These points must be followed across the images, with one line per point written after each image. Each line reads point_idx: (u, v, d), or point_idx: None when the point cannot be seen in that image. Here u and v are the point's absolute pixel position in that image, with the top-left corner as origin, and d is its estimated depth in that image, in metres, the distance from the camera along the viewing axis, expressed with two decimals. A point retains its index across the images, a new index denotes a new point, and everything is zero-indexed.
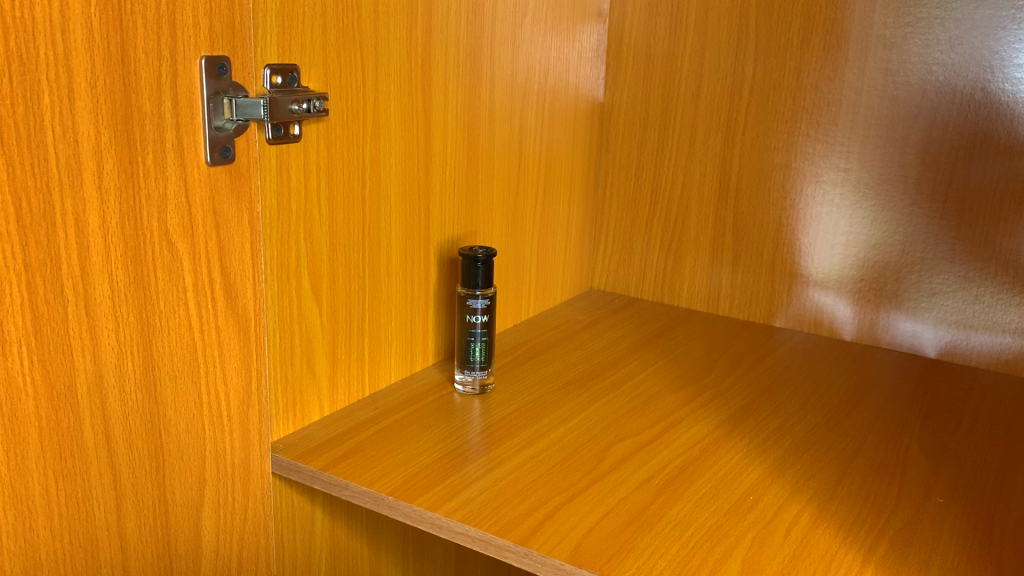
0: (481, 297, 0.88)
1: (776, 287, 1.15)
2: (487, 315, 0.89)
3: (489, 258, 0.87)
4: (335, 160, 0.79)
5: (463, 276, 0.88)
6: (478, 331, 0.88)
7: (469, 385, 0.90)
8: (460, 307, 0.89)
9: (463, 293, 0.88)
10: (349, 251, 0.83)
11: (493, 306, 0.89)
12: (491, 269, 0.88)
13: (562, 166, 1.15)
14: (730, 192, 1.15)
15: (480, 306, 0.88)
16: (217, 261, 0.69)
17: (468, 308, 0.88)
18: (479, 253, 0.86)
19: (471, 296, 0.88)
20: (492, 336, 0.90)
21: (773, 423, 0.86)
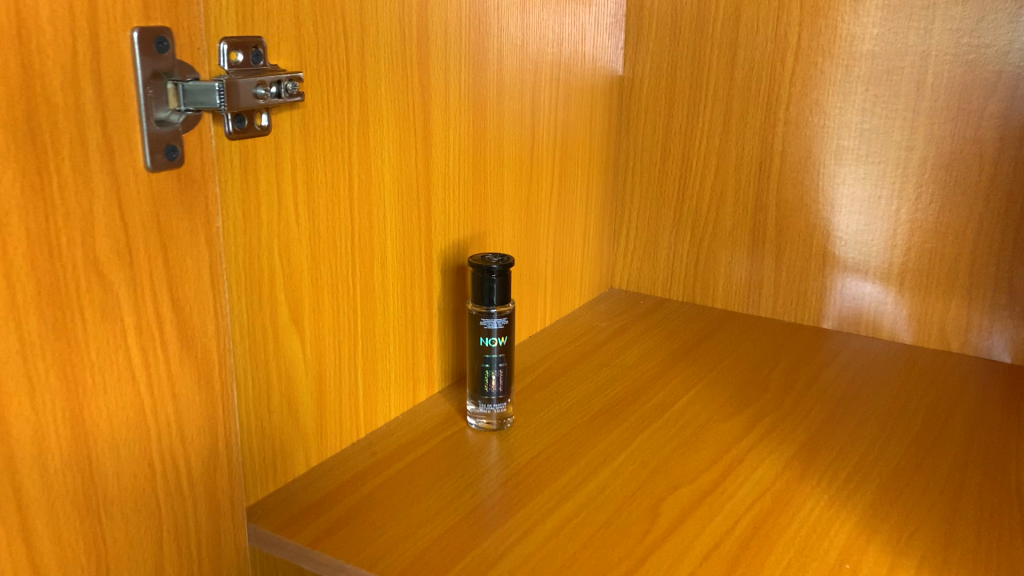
0: (498, 316, 0.73)
1: (828, 284, 1.00)
2: (505, 336, 0.74)
3: (505, 270, 0.72)
4: (315, 156, 0.64)
5: (475, 291, 0.73)
6: (495, 356, 0.74)
7: (486, 421, 0.75)
8: (472, 328, 0.74)
9: (475, 311, 0.73)
10: (335, 266, 0.68)
11: (511, 326, 0.74)
12: (508, 283, 0.72)
13: (579, 151, 0.99)
14: (772, 177, 1.00)
15: (497, 327, 0.73)
16: (166, 293, 0.53)
17: (482, 330, 0.73)
18: (494, 264, 0.71)
19: (486, 315, 0.73)
20: (511, 362, 0.75)
21: (852, 458, 0.72)
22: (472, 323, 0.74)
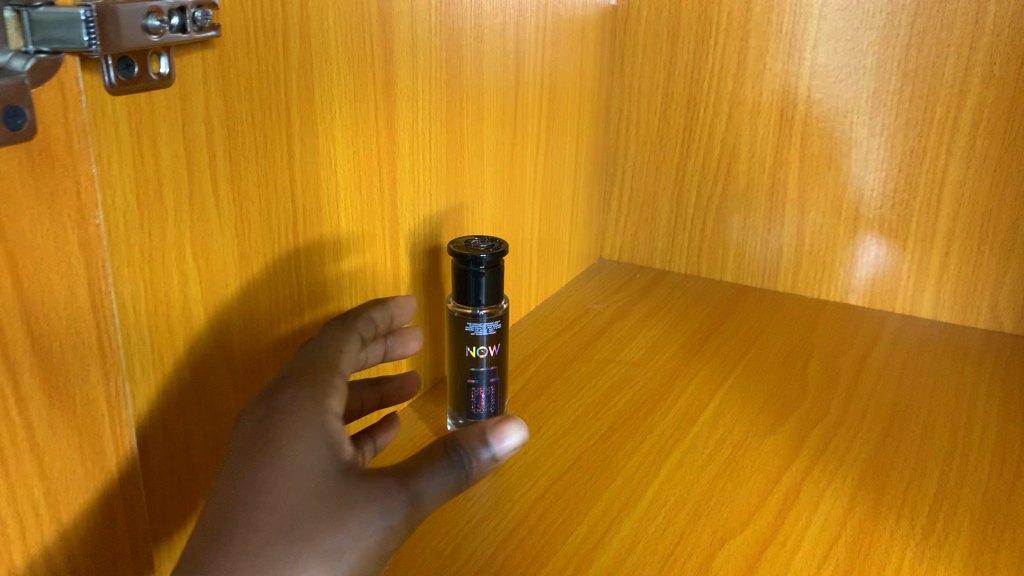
0: (487, 319, 0.57)
1: (857, 253, 0.86)
2: (496, 343, 0.59)
3: (498, 261, 0.56)
4: (239, 115, 0.46)
5: (458, 288, 0.57)
6: (485, 369, 0.59)
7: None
8: (454, 334, 0.58)
9: (458, 314, 0.58)
10: (274, 263, 0.51)
11: (503, 330, 0.59)
12: (501, 277, 0.57)
13: (568, 99, 0.83)
14: (795, 127, 0.85)
15: (486, 335, 0.58)
16: (21, 333, 0.36)
17: (468, 337, 0.58)
18: (485, 254, 0.54)
19: (473, 320, 0.57)
20: (503, 374, 0.60)
21: (930, 488, 0.58)
22: (455, 327, 0.59)
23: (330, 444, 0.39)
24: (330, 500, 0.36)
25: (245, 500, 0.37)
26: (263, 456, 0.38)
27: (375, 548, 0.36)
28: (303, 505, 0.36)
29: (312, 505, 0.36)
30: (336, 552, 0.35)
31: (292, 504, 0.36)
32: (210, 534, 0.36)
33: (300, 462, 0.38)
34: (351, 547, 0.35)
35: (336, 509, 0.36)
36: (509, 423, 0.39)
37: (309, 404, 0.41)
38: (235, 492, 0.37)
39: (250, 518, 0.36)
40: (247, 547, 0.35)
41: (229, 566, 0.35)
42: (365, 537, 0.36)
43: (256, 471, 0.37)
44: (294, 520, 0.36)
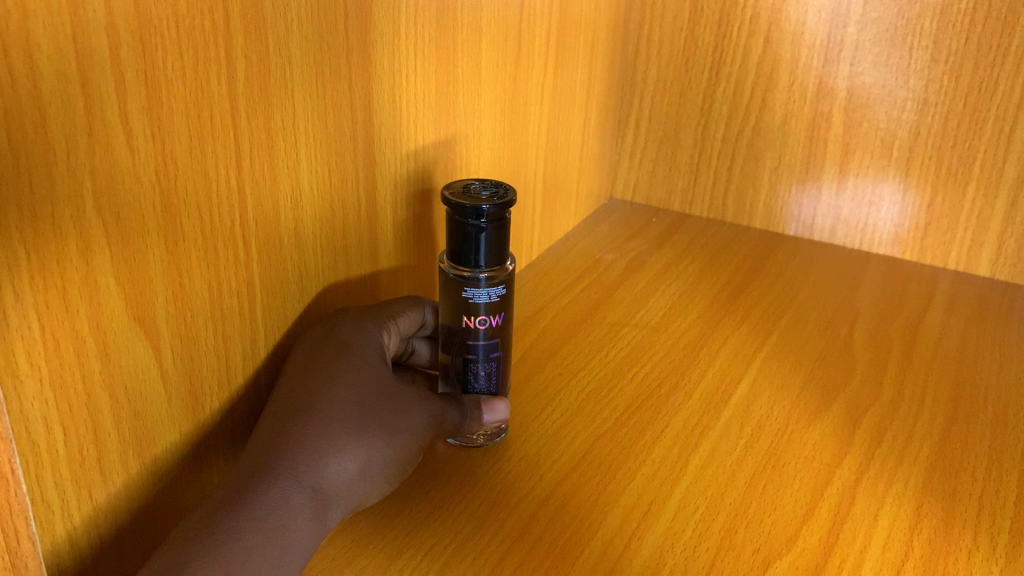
0: (488, 285, 0.46)
1: (908, 200, 0.75)
2: (500, 313, 0.48)
3: (504, 214, 0.44)
4: (156, 23, 0.35)
5: (453, 245, 0.45)
6: (483, 344, 0.48)
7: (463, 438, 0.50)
8: (447, 299, 0.47)
9: (453, 277, 0.46)
10: (210, 215, 0.40)
11: (509, 296, 0.48)
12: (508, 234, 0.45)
13: (582, 11, 0.71)
14: (844, 52, 0.73)
15: (488, 303, 0.47)
16: None
17: (466, 305, 0.47)
18: (485, 207, 0.43)
19: (473, 285, 0.46)
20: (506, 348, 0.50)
21: (1007, 496, 0.48)
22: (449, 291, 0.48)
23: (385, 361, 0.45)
24: (396, 391, 0.43)
25: (326, 375, 0.42)
26: (338, 346, 0.44)
27: (425, 435, 0.43)
28: (376, 389, 0.43)
29: (384, 391, 0.43)
30: (403, 427, 0.42)
31: (362, 384, 0.42)
32: (293, 402, 0.41)
33: (367, 358, 0.44)
34: (410, 429, 0.42)
35: (401, 397, 0.43)
36: (499, 401, 0.48)
37: (370, 329, 0.47)
38: (312, 371, 0.42)
39: (331, 391, 0.41)
40: (329, 409, 0.40)
41: (317, 421, 0.40)
42: (421, 425, 0.43)
43: (334, 356, 0.43)
44: (368, 397, 0.42)
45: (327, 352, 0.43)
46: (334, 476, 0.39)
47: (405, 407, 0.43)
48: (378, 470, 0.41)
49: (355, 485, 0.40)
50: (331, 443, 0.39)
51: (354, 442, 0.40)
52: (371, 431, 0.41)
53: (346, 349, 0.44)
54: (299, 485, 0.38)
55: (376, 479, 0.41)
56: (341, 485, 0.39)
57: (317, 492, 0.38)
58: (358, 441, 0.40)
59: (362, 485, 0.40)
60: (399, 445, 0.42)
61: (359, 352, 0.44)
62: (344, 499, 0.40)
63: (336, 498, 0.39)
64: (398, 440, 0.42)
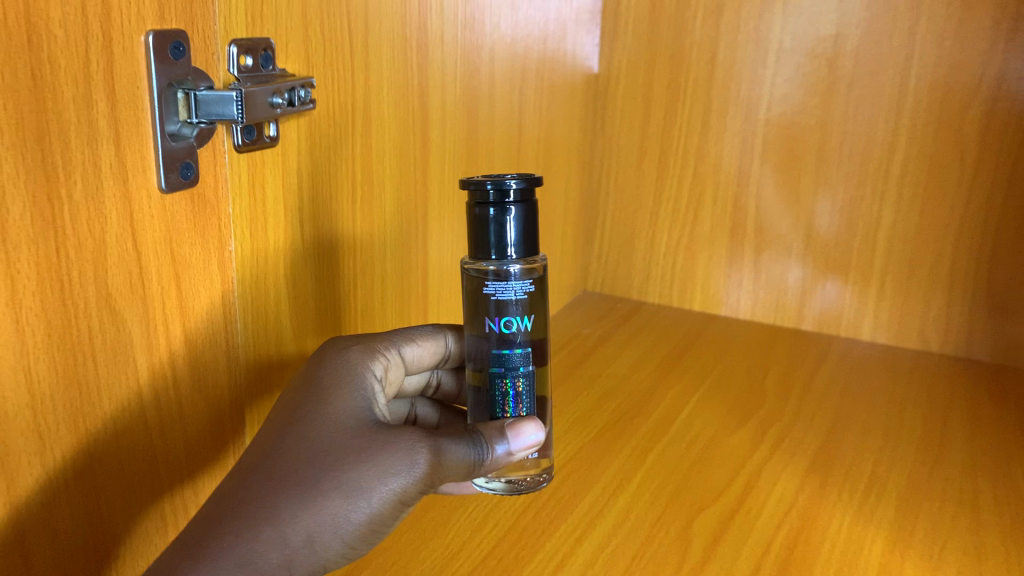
0: (518, 279, 0.50)
1: (805, 284, 1.00)
2: (529, 316, 0.51)
3: (529, 195, 0.48)
4: (321, 168, 0.59)
5: (478, 239, 0.48)
6: (515, 350, 0.51)
7: (513, 482, 0.53)
8: (478, 305, 0.50)
9: (474, 273, 0.50)
10: (336, 282, 0.63)
11: (537, 295, 0.51)
12: (535, 215, 0.49)
13: (559, 151, 0.97)
14: (751, 177, 0.99)
15: (515, 298, 0.50)
16: (179, 325, 0.48)
17: (491, 301, 0.50)
18: (512, 182, 0.47)
19: (498, 275, 0.49)
20: (539, 358, 0.52)
21: (863, 471, 0.71)
22: (475, 293, 0.50)
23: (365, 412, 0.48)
24: (366, 442, 0.45)
25: (295, 434, 0.45)
26: (318, 402, 0.47)
27: (396, 488, 0.44)
28: (341, 442, 0.45)
29: (350, 444, 0.45)
30: (362, 481, 0.44)
31: (324, 444, 0.45)
32: (253, 463, 0.44)
33: (340, 416, 0.47)
34: (365, 488, 0.43)
35: (362, 455, 0.44)
36: (526, 425, 0.49)
37: (355, 381, 0.51)
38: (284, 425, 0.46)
39: (291, 447, 0.45)
40: (287, 464, 0.44)
41: (262, 488, 0.43)
42: (382, 482, 0.44)
43: (309, 414, 0.47)
44: (331, 450, 0.45)
45: (303, 407, 0.47)
46: (271, 544, 0.42)
47: (369, 458, 0.44)
48: (337, 524, 0.43)
49: (309, 540, 0.43)
50: (268, 513, 0.42)
51: (303, 497, 0.43)
52: (322, 491, 0.43)
53: (324, 402, 0.48)
54: (227, 559, 0.41)
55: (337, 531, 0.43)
56: (288, 549, 0.42)
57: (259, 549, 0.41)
58: (299, 506, 0.42)
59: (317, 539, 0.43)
60: (354, 498, 0.43)
61: (329, 411, 0.47)
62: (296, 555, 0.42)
63: (285, 554, 0.42)
64: (352, 497, 0.43)
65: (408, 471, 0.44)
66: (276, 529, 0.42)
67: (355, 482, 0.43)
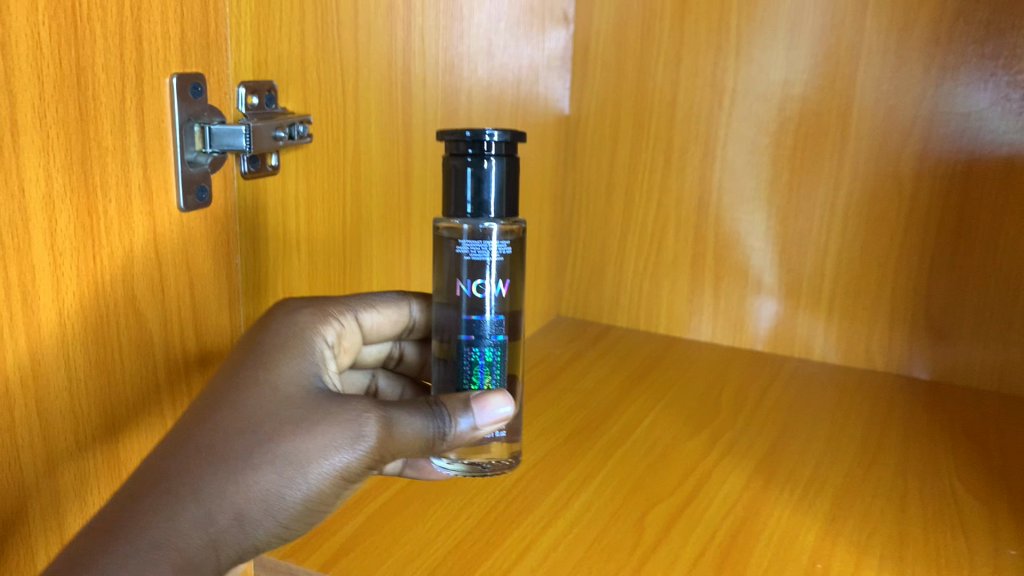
0: (495, 239, 0.52)
1: (760, 309, 1.08)
2: (502, 279, 0.53)
3: (508, 150, 0.50)
4: (315, 194, 0.66)
5: (455, 193, 0.50)
6: (486, 314, 0.53)
7: (474, 462, 0.55)
8: (452, 264, 0.53)
9: (449, 233, 0.52)
10: (327, 295, 0.70)
11: (510, 257, 0.53)
12: (512, 174, 0.51)
13: (533, 185, 1.05)
14: (709, 209, 1.08)
15: (489, 259, 0.52)
16: (191, 326, 0.55)
17: (464, 261, 0.52)
18: (493, 133, 0.49)
19: (471, 235, 0.51)
20: (509, 323, 0.54)
21: (804, 472, 0.79)
22: (449, 255, 0.53)
23: (316, 377, 0.50)
24: (315, 411, 0.47)
25: (234, 405, 0.46)
26: (260, 370, 0.48)
27: (335, 465, 0.45)
28: (289, 408, 0.47)
29: (299, 412, 0.46)
30: (312, 449, 0.45)
31: (262, 419, 0.46)
32: (189, 435, 0.45)
33: (282, 389, 0.48)
34: (301, 466, 0.45)
35: (301, 431, 0.46)
36: (492, 398, 0.50)
37: (307, 344, 0.52)
38: (233, 385, 0.47)
39: (240, 410, 0.46)
40: (235, 427, 0.45)
41: (197, 466, 0.44)
42: (319, 460, 0.45)
43: (250, 384, 0.47)
44: (279, 417, 0.46)
45: (244, 377, 0.48)
46: (201, 524, 0.43)
47: (317, 428, 0.46)
48: (282, 494, 0.45)
49: (258, 507, 0.45)
50: (199, 493, 0.43)
51: (251, 463, 0.45)
52: (257, 470, 0.44)
53: (275, 364, 0.49)
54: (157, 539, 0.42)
55: (285, 499, 0.45)
56: (219, 526, 0.44)
57: (207, 513, 0.43)
58: (233, 485, 0.44)
59: (265, 506, 0.45)
60: (301, 467, 0.45)
61: (269, 383, 0.48)
62: (246, 519, 0.44)
63: (234, 519, 0.44)
64: (300, 466, 0.45)
65: (347, 449, 0.46)
66: (223, 496, 0.44)
67: (291, 461, 0.45)
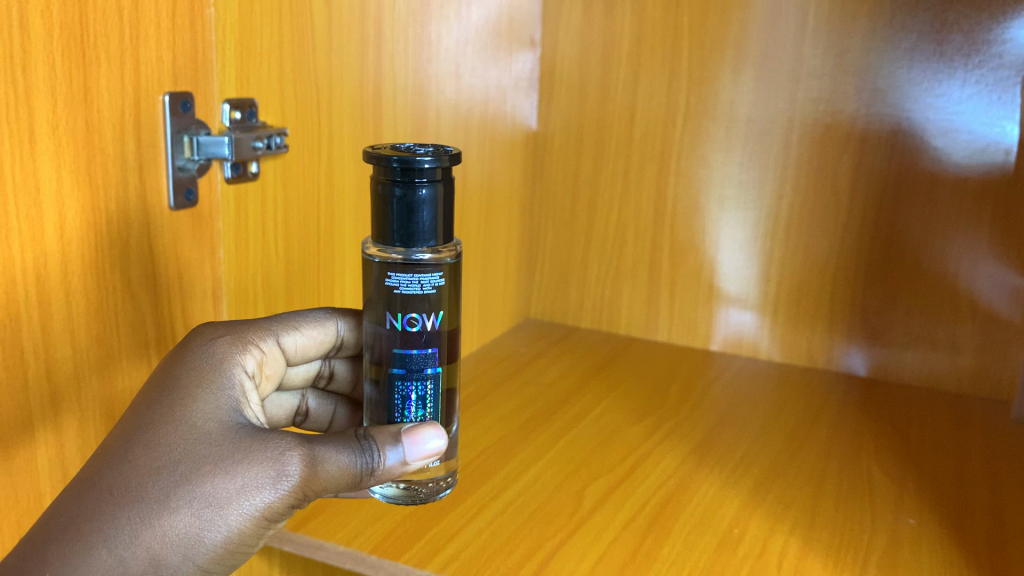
0: (429, 271, 0.55)
1: (713, 312, 1.17)
2: (435, 310, 0.57)
3: (441, 179, 0.53)
4: (292, 199, 0.75)
5: (389, 223, 0.53)
6: (421, 344, 0.57)
7: (410, 487, 0.60)
8: (387, 296, 0.56)
9: (381, 262, 0.55)
10: (302, 289, 0.79)
11: (443, 286, 0.56)
12: (442, 207, 0.54)
13: (502, 195, 1.14)
14: (665, 219, 1.17)
15: (422, 292, 0.55)
16: (179, 310, 0.64)
17: (398, 294, 0.56)
18: (427, 166, 0.52)
19: (403, 268, 0.55)
20: (441, 351, 0.58)
21: (736, 453, 0.87)
22: (381, 283, 0.56)
23: (236, 414, 0.54)
24: (240, 450, 0.50)
25: (159, 446, 0.50)
26: (184, 412, 0.52)
27: (257, 504, 0.50)
28: (215, 448, 0.50)
29: (225, 452, 0.50)
30: (234, 491, 0.49)
31: (186, 459, 0.49)
32: (114, 475, 0.48)
33: (205, 429, 0.51)
34: (223, 506, 0.49)
35: (224, 472, 0.49)
36: (421, 436, 0.54)
37: (223, 380, 0.56)
38: (157, 426, 0.51)
39: (171, 450, 0.50)
40: (164, 469, 0.49)
41: (121, 507, 0.47)
42: (241, 501, 0.49)
43: (175, 425, 0.51)
44: (206, 457, 0.50)
45: (168, 418, 0.51)
46: (122, 563, 0.46)
47: (245, 468, 0.50)
48: (205, 534, 0.48)
49: (190, 546, 0.48)
50: (123, 533, 0.47)
51: (180, 503, 0.48)
52: (180, 510, 0.48)
53: (201, 403, 0.53)
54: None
55: (215, 537, 0.49)
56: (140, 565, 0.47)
57: (142, 555, 0.47)
58: (155, 525, 0.47)
59: (197, 545, 0.48)
60: (230, 506, 0.49)
61: (193, 423, 0.51)
62: (179, 560, 0.48)
63: (166, 559, 0.47)
64: (230, 505, 0.49)
65: (269, 489, 0.50)
66: (157, 537, 0.47)
67: (214, 500, 0.49)
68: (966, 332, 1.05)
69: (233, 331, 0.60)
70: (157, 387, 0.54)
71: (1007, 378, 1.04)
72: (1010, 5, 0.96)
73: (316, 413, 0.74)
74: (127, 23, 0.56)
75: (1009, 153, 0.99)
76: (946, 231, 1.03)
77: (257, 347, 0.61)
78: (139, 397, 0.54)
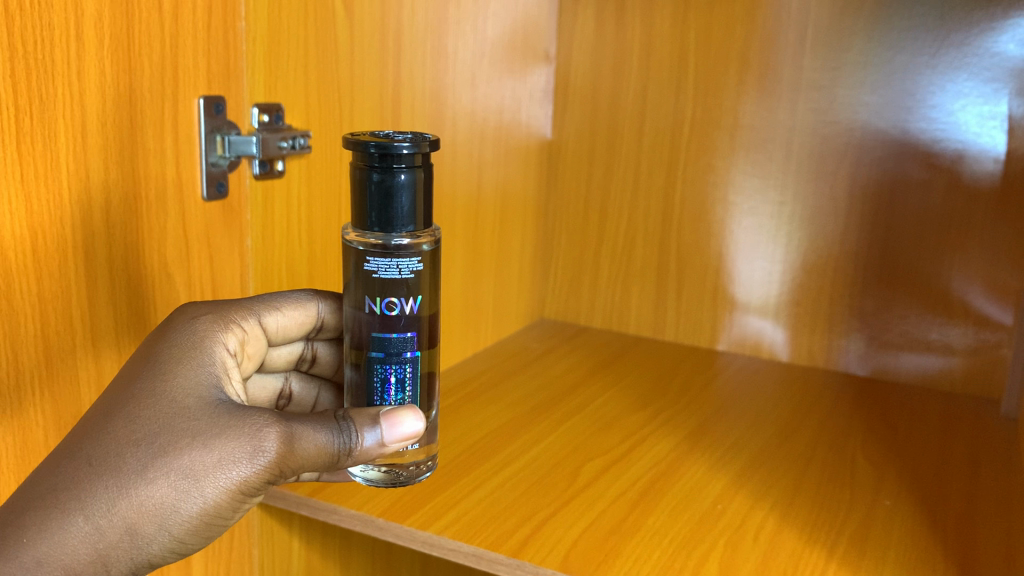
0: (407, 254, 0.59)
1: (718, 313, 1.22)
2: (413, 295, 0.61)
3: (417, 165, 0.57)
4: (314, 196, 0.82)
5: (368, 207, 0.58)
6: (400, 327, 0.61)
7: (389, 471, 0.63)
8: (366, 280, 0.60)
9: (360, 247, 0.59)
10: (323, 279, 0.86)
11: (421, 271, 0.61)
12: (420, 194, 0.58)
13: (517, 200, 1.21)
14: (673, 224, 1.23)
15: (400, 275, 0.60)
16: (210, 292, 0.71)
17: (377, 279, 0.60)
18: (405, 151, 0.56)
19: (381, 252, 0.59)
20: (420, 334, 0.62)
21: (727, 439, 0.92)
22: (361, 268, 0.60)
23: (217, 391, 0.57)
24: (218, 426, 0.53)
25: (140, 419, 0.53)
26: (167, 387, 0.55)
27: (230, 479, 0.53)
28: (192, 423, 0.53)
29: (202, 427, 0.53)
30: (211, 465, 0.52)
31: (165, 432, 0.53)
32: (96, 446, 0.52)
33: (187, 404, 0.54)
34: (198, 479, 0.52)
35: (201, 447, 0.52)
36: (402, 417, 0.57)
37: (205, 358, 0.59)
38: (139, 400, 0.54)
39: (152, 424, 0.53)
40: (143, 442, 0.52)
41: (99, 476, 0.51)
42: (215, 475, 0.52)
43: (158, 399, 0.54)
44: (184, 431, 0.53)
45: (152, 391, 0.54)
46: (98, 528, 0.50)
47: (221, 442, 0.53)
48: (179, 506, 0.52)
49: (166, 516, 0.52)
50: (101, 501, 0.50)
51: (157, 475, 0.51)
52: (155, 483, 0.51)
53: (183, 379, 0.56)
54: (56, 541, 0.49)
55: (191, 508, 0.52)
56: (116, 532, 0.50)
57: (119, 523, 0.50)
58: (131, 495, 0.51)
59: (173, 515, 0.52)
60: (206, 479, 0.52)
61: (175, 396, 0.54)
62: (155, 528, 0.51)
63: (143, 527, 0.51)
64: (206, 478, 0.52)
65: (243, 463, 0.53)
66: (135, 507, 0.51)
67: (190, 472, 0.52)
68: (958, 333, 1.09)
69: (216, 311, 0.64)
70: (143, 362, 0.57)
71: (999, 378, 1.08)
72: (999, 20, 1.01)
73: (299, 397, 0.78)
74: (167, 34, 0.63)
75: (998, 161, 1.03)
76: (940, 236, 1.08)
77: (239, 326, 0.65)
78: (126, 371, 0.57)
